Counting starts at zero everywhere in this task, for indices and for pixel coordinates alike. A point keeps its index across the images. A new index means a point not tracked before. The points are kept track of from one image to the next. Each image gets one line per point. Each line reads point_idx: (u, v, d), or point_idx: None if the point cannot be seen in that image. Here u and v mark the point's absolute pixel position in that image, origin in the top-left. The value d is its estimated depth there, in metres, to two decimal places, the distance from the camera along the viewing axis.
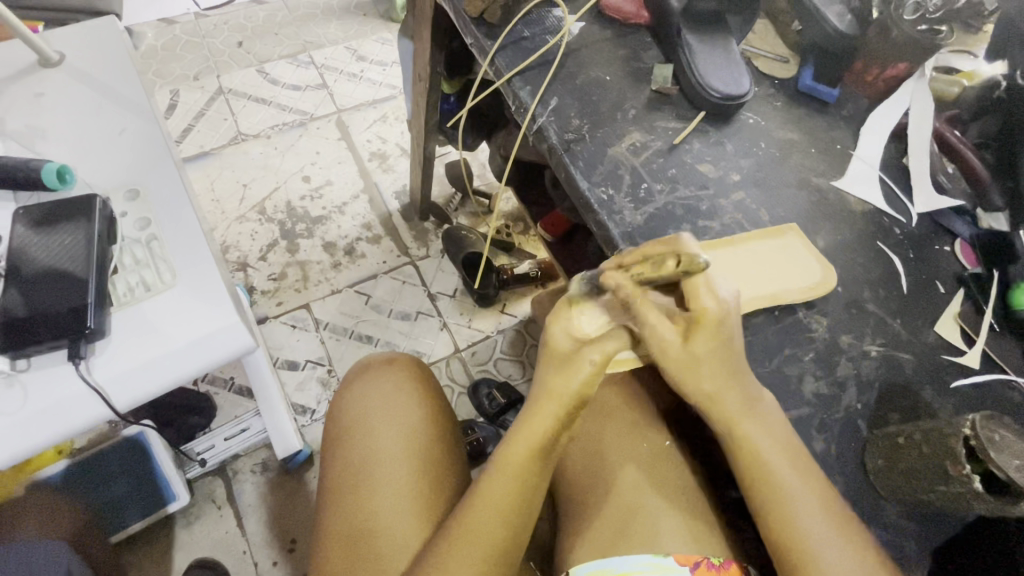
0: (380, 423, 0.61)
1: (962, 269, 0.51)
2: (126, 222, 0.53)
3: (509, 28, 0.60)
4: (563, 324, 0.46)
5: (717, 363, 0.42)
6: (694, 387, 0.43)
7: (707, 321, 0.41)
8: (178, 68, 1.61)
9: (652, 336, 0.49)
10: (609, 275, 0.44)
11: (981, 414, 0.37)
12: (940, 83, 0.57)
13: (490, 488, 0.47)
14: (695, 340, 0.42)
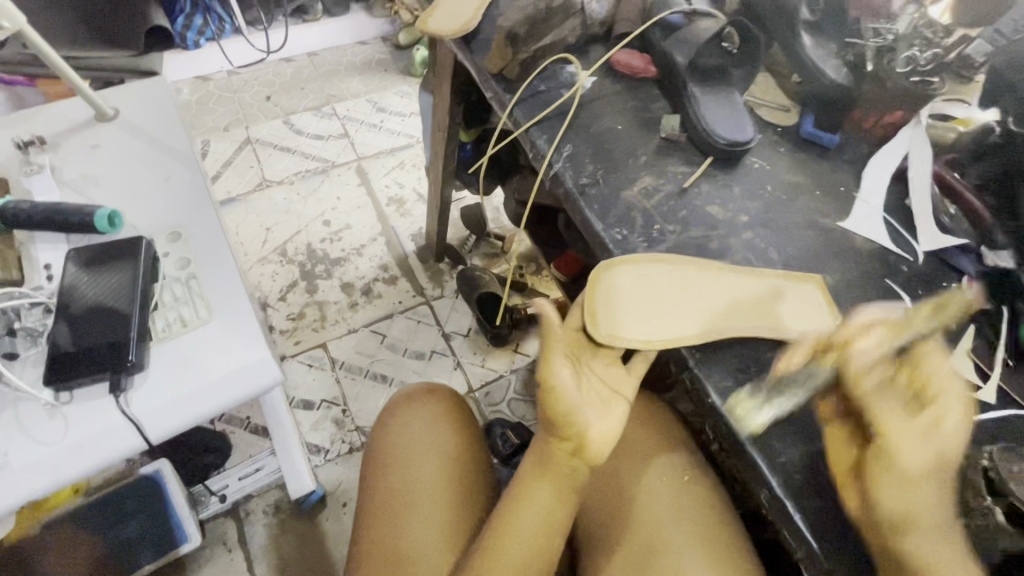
0: (410, 455, 0.62)
1: (971, 305, 0.52)
2: (168, 262, 0.56)
3: (526, 82, 0.64)
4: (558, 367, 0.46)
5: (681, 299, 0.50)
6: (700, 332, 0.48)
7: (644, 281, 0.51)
8: (210, 120, 1.72)
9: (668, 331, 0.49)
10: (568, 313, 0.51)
11: (998, 448, 0.42)
12: (937, 129, 0.60)
13: (510, 528, 0.47)
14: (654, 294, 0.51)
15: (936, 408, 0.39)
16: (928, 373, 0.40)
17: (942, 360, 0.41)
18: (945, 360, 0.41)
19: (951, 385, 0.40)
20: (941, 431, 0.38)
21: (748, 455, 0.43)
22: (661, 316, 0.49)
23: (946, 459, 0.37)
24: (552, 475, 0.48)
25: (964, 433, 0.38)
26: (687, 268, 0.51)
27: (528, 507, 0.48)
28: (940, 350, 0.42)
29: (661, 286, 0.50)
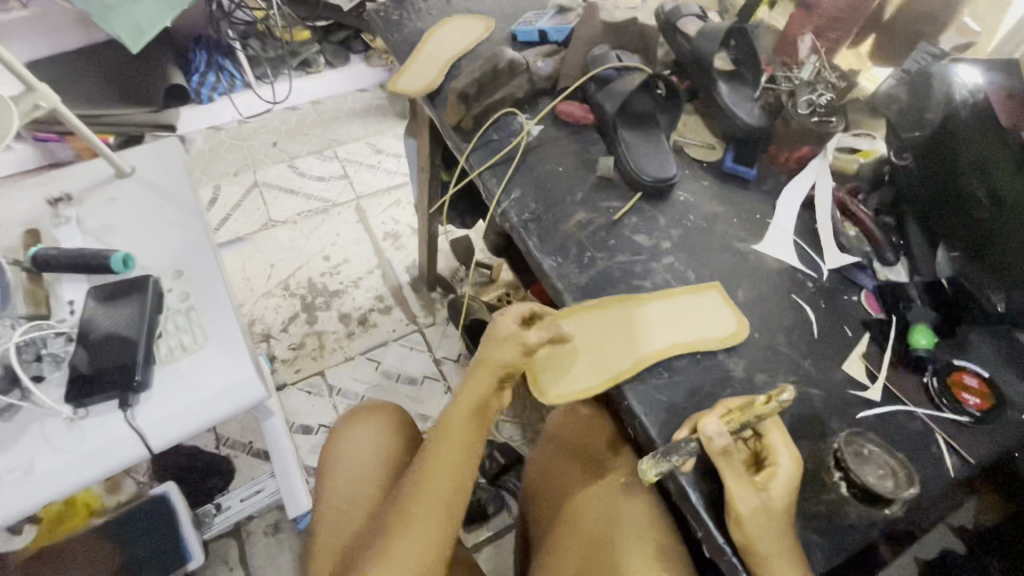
0: (360, 466, 0.71)
1: (867, 315, 0.59)
2: (172, 296, 0.66)
3: (480, 132, 0.73)
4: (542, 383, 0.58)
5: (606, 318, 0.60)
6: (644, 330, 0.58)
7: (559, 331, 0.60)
8: (221, 166, 1.86)
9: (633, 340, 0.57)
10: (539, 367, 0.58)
11: (856, 434, 0.49)
12: (843, 159, 0.68)
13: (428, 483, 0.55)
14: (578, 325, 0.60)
15: (770, 482, 0.44)
16: (772, 454, 0.46)
17: (786, 440, 0.47)
18: (787, 439, 0.47)
19: (786, 461, 0.45)
20: (771, 490, 0.44)
21: (657, 447, 0.50)
22: (584, 367, 0.57)
23: (774, 512, 0.43)
24: (459, 446, 0.57)
25: (790, 495, 0.44)
26: (624, 319, 0.58)
27: (439, 469, 0.56)
28: (783, 430, 0.48)
29: (593, 334, 0.58)
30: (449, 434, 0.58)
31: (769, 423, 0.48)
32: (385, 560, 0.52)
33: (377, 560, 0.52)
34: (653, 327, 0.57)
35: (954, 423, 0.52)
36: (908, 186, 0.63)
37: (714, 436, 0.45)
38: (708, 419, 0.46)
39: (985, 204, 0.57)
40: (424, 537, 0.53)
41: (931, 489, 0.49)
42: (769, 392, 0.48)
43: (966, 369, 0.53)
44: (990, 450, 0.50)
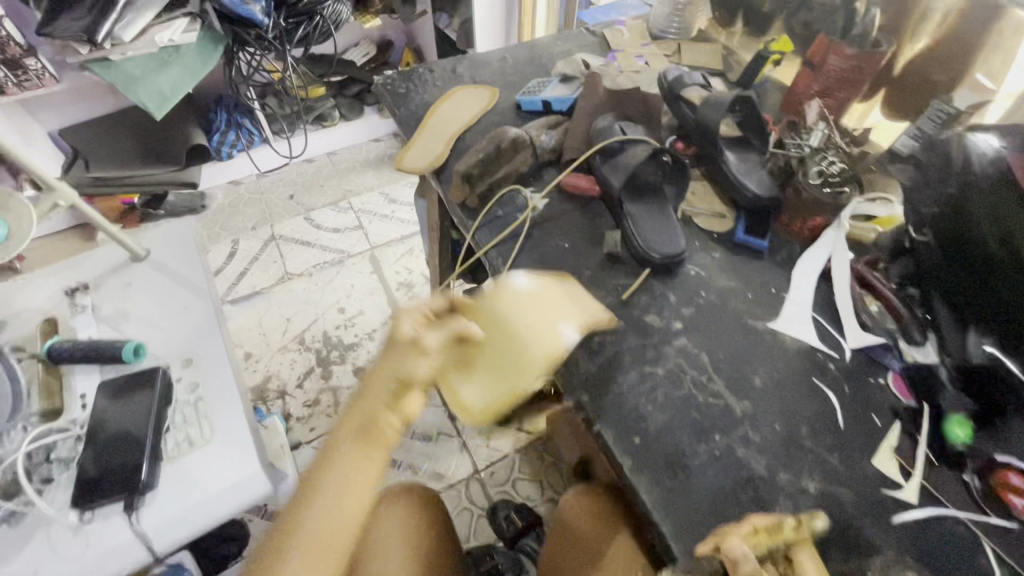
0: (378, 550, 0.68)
1: (897, 402, 0.56)
2: (180, 387, 0.66)
3: (486, 209, 0.73)
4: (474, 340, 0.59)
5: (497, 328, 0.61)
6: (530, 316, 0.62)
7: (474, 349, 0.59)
8: (240, 221, 1.91)
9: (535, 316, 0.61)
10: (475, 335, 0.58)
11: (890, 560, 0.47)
12: (860, 229, 0.67)
13: (358, 430, 0.52)
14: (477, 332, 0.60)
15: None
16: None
17: (816, 564, 0.45)
18: (819, 565, 0.45)
19: None
20: None
21: (677, 561, 0.48)
22: (480, 381, 0.58)
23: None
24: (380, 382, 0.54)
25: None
26: (516, 317, 0.59)
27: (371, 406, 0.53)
28: (816, 558, 0.45)
29: (501, 348, 0.58)
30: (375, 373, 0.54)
31: (804, 544, 0.46)
32: (309, 514, 0.49)
33: (304, 506, 0.49)
34: (528, 329, 0.58)
35: (1000, 527, 0.48)
36: (928, 256, 0.60)
37: (745, 560, 0.43)
38: (735, 539, 0.44)
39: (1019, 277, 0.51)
40: (349, 466, 0.51)
41: None
42: (799, 517, 0.47)
43: (1012, 467, 0.48)
44: None
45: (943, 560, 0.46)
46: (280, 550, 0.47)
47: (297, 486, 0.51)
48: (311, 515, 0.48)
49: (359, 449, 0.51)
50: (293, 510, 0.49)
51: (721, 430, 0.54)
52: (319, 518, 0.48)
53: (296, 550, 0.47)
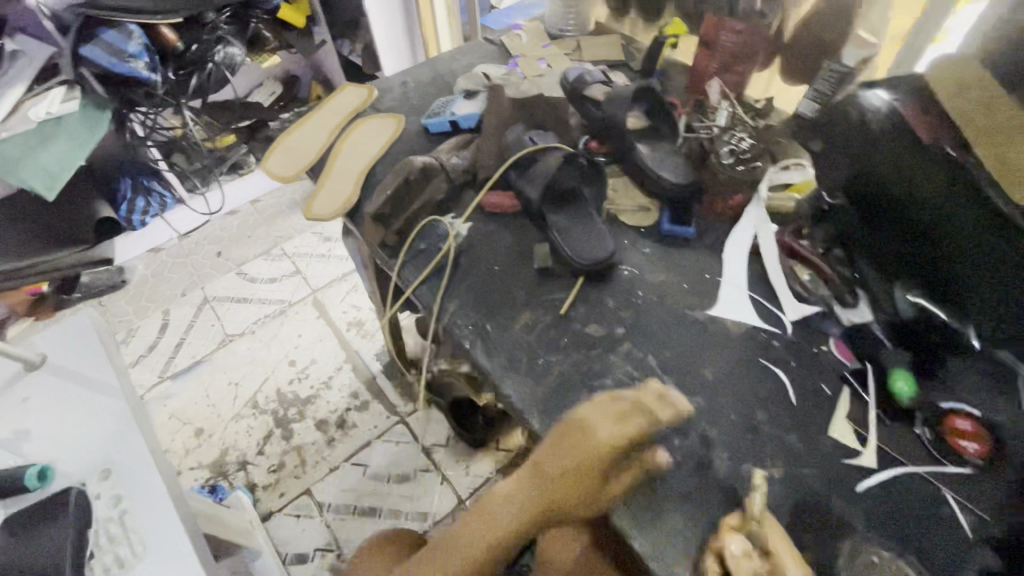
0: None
1: (842, 367, 0.56)
2: (100, 504, 0.59)
3: (407, 244, 0.69)
4: (277, 145, 0.86)
5: (306, 158, 0.83)
6: (304, 158, 0.83)
7: (295, 169, 0.82)
8: (167, 290, 1.79)
9: (309, 149, 0.84)
10: (278, 143, 0.86)
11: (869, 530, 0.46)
12: (777, 202, 0.67)
13: (489, 507, 0.50)
14: (296, 163, 0.83)
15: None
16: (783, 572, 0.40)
17: (800, 562, 0.41)
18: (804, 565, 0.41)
19: None
20: None
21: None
22: (299, 175, 0.82)
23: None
24: (578, 440, 0.48)
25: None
26: (304, 146, 0.85)
27: (572, 445, 0.48)
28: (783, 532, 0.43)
29: (300, 164, 0.83)
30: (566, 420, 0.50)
31: (777, 532, 0.43)
32: (426, 570, 0.49)
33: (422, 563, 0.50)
34: (315, 141, 0.85)
35: (959, 476, 0.49)
36: (847, 222, 0.61)
37: (741, 557, 0.41)
38: (729, 537, 0.42)
39: (942, 222, 0.53)
40: (513, 502, 0.49)
41: (950, 559, 0.45)
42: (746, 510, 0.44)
43: (956, 411, 0.50)
44: (1001, 500, 0.47)
45: (908, 526, 0.46)
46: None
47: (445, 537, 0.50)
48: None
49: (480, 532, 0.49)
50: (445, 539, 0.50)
51: (679, 433, 0.52)
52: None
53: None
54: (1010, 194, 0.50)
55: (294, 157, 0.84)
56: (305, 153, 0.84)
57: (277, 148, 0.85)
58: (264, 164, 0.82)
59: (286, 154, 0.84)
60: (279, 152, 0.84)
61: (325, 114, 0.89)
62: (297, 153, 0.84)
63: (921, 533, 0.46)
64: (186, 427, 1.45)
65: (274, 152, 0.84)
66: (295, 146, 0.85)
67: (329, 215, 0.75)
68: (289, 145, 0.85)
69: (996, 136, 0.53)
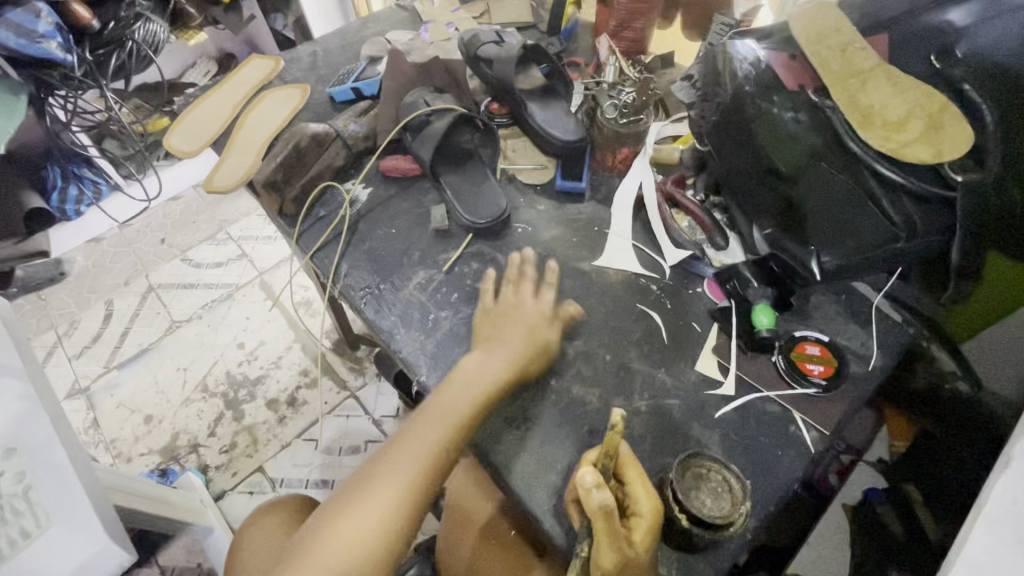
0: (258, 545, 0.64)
1: (713, 305, 0.59)
2: (4, 481, 0.60)
3: (306, 212, 0.70)
4: (180, 120, 0.84)
5: (209, 132, 0.83)
6: (207, 133, 0.83)
7: (197, 143, 0.82)
8: (109, 280, 1.74)
9: (212, 124, 0.84)
10: (181, 119, 0.84)
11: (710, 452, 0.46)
12: (664, 153, 0.70)
13: (465, 370, 0.53)
14: (199, 138, 0.82)
15: (635, 535, 0.41)
16: (632, 498, 0.43)
17: (646, 485, 0.43)
18: (648, 487, 0.44)
19: (645, 505, 0.42)
20: (636, 543, 0.40)
21: (529, 507, 0.48)
22: (202, 149, 0.81)
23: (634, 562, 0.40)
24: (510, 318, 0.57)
25: (653, 544, 0.41)
26: (207, 121, 0.84)
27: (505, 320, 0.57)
28: (638, 467, 0.45)
29: (203, 139, 0.82)
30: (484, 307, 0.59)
31: (627, 463, 0.45)
32: (404, 443, 0.49)
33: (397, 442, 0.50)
34: (218, 116, 0.85)
35: (807, 397, 0.52)
36: (721, 167, 0.64)
37: (592, 489, 0.38)
38: (583, 468, 0.40)
39: (810, 161, 0.55)
40: (481, 358, 0.54)
41: (790, 470, 0.49)
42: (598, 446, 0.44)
43: (807, 338, 0.55)
44: (841, 416, 0.51)
45: (755, 446, 0.50)
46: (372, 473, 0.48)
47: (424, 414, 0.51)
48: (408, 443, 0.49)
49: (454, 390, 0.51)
50: (425, 413, 0.51)
51: (556, 376, 0.55)
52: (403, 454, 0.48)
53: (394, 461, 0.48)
54: (858, 135, 0.52)
55: (197, 132, 0.83)
56: (208, 128, 0.83)
57: (179, 124, 0.84)
58: (165, 139, 0.80)
59: (189, 129, 0.83)
60: (181, 128, 0.83)
61: (230, 89, 0.88)
62: (200, 128, 0.83)
63: (766, 451, 0.50)
64: (135, 415, 1.44)
65: (176, 127, 0.83)
66: (200, 122, 0.84)
67: (230, 186, 0.75)
68: (192, 121, 0.84)
69: (853, 78, 0.54)
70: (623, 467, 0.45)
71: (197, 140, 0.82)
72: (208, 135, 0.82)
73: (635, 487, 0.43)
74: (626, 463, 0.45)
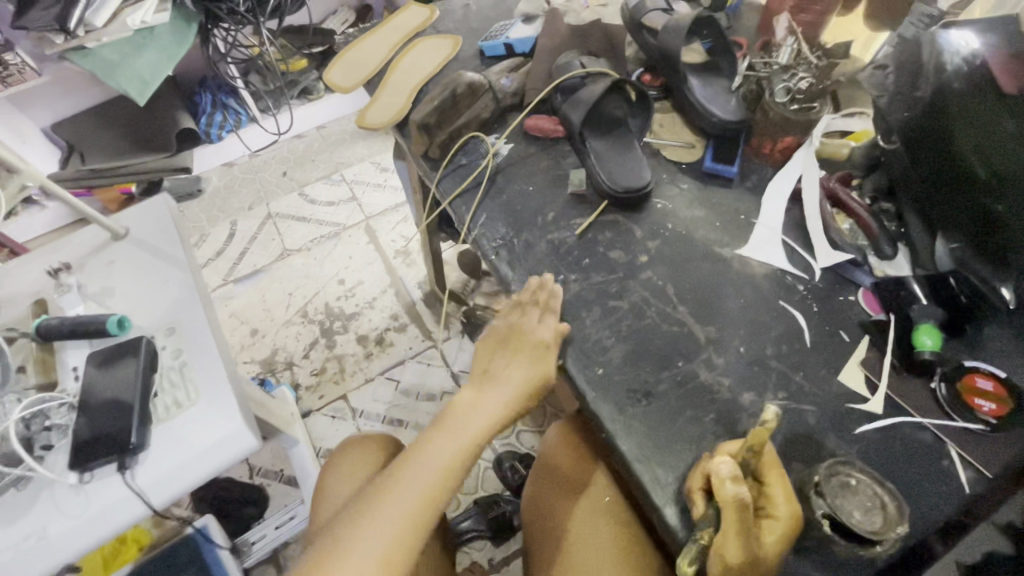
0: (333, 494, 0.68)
1: (866, 316, 0.55)
2: (164, 355, 0.68)
3: (448, 159, 0.73)
4: (341, 57, 0.89)
5: (365, 71, 0.87)
6: (363, 72, 0.87)
7: (355, 80, 0.86)
8: (236, 202, 1.89)
9: (369, 63, 0.88)
10: (340, 56, 0.89)
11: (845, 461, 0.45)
12: (831, 145, 0.64)
13: (449, 416, 0.55)
14: (355, 76, 0.86)
15: (765, 535, 0.40)
16: (770, 501, 0.42)
17: (787, 489, 0.42)
18: (789, 493, 0.42)
19: (782, 512, 0.41)
20: (763, 544, 0.40)
21: (640, 481, 0.48)
22: (357, 86, 0.85)
23: (760, 560, 0.39)
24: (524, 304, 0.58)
25: (782, 550, 0.40)
26: (363, 60, 0.88)
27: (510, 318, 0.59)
28: (784, 473, 0.43)
29: (358, 77, 0.86)
30: (501, 289, 0.61)
31: (769, 465, 0.43)
32: (414, 463, 0.51)
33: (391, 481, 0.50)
34: (374, 57, 0.88)
35: (966, 432, 0.48)
36: (898, 170, 0.59)
37: (727, 480, 0.40)
38: (721, 460, 0.42)
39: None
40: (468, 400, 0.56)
41: (936, 506, 0.45)
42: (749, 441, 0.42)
43: (979, 370, 0.49)
44: (1009, 462, 0.46)
45: (897, 472, 0.47)
46: (383, 496, 0.49)
47: (421, 449, 0.52)
48: (420, 463, 0.51)
49: (437, 445, 0.52)
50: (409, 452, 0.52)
51: (684, 357, 0.54)
52: (396, 493, 0.49)
53: (399, 489, 0.49)
54: None
55: (354, 69, 0.87)
56: (365, 66, 0.87)
57: (339, 62, 0.88)
58: (327, 73, 0.85)
59: (347, 67, 0.88)
60: (340, 65, 0.88)
61: (387, 32, 0.92)
62: (358, 66, 0.87)
63: (911, 478, 0.46)
64: (243, 327, 1.59)
65: (335, 64, 0.88)
66: (357, 61, 0.88)
67: (382, 123, 0.79)
68: (350, 59, 0.89)
69: None
70: (767, 466, 0.43)
71: (353, 77, 0.86)
72: (363, 74, 0.86)
73: (776, 491, 0.42)
74: (769, 464, 0.43)
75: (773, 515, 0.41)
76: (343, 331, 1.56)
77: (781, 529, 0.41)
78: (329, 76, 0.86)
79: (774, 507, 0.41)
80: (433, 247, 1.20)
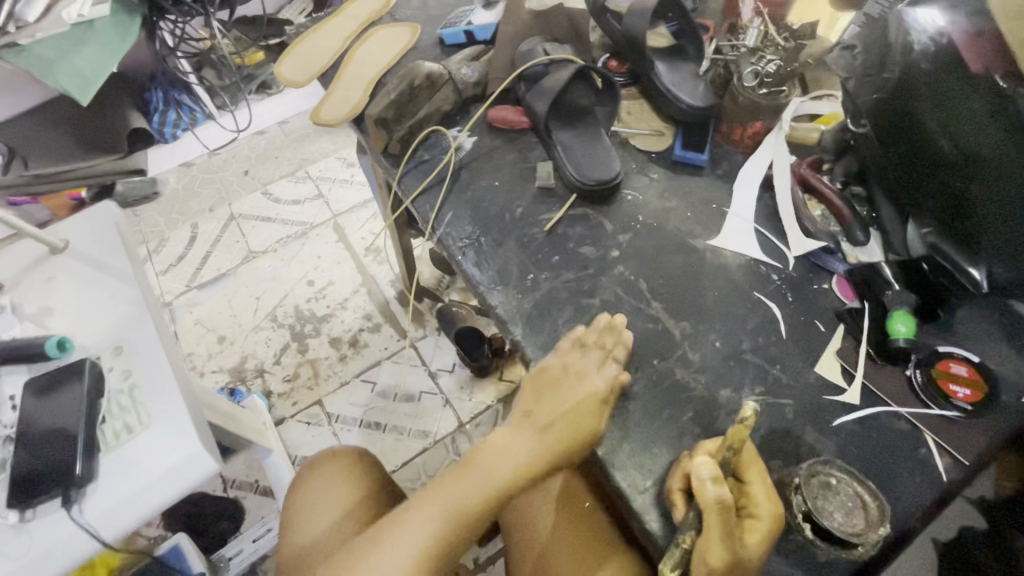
0: (314, 512, 0.63)
1: (840, 304, 0.54)
2: (111, 376, 0.63)
3: (409, 154, 0.69)
4: (293, 49, 0.84)
5: (318, 64, 0.82)
6: (316, 65, 0.82)
7: (307, 74, 0.81)
8: (195, 204, 1.81)
9: (322, 55, 0.83)
10: (292, 48, 0.84)
11: (823, 459, 0.45)
12: (800, 131, 0.63)
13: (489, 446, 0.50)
14: (308, 70, 0.82)
15: (748, 536, 0.39)
16: (751, 500, 0.41)
17: (767, 487, 0.42)
18: (770, 491, 0.41)
19: (763, 511, 0.40)
20: (747, 544, 0.39)
21: (619, 488, 0.46)
22: (310, 81, 0.81)
23: (744, 562, 0.38)
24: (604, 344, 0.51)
25: (766, 548, 0.40)
26: (316, 52, 0.83)
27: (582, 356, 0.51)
28: (763, 472, 0.42)
29: (311, 71, 0.82)
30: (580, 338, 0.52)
31: (749, 463, 0.43)
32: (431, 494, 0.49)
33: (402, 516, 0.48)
34: (328, 48, 0.83)
35: (943, 419, 0.47)
36: (869, 155, 0.58)
37: (707, 481, 0.38)
38: (699, 461, 0.40)
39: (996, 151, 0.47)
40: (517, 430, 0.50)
41: (915, 496, 0.44)
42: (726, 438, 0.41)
43: (954, 356, 0.48)
44: (984, 448, 0.46)
45: (875, 463, 0.46)
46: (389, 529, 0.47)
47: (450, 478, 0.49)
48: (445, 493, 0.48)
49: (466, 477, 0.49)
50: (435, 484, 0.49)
51: (660, 356, 0.52)
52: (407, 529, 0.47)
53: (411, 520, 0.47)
54: None
55: (306, 62, 0.82)
56: (318, 58, 0.82)
57: (290, 53, 0.83)
58: (277, 66, 0.81)
59: (300, 59, 0.83)
60: (291, 58, 0.83)
61: (342, 20, 0.87)
62: (310, 59, 0.83)
63: (890, 469, 0.46)
64: (209, 334, 1.53)
65: (286, 56, 0.83)
66: (310, 53, 0.83)
67: (336, 121, 0.75)
68: (303, 51, 0.84)
69: None
70: (747, 464, 0.42)
71: (306, 71, 0.81)
72: (315, 67, 0.82)
73: (756, 490, 0.41)
74: (749, 463, 0.42)
75: (756, 514, 0.40)
76: (315, 334, 1.51)
77: (764, 528, 0.40)
78: (281, 70, 0.82)
79: (756, 506, 0.41)
80: (403, 245, 1.16)
